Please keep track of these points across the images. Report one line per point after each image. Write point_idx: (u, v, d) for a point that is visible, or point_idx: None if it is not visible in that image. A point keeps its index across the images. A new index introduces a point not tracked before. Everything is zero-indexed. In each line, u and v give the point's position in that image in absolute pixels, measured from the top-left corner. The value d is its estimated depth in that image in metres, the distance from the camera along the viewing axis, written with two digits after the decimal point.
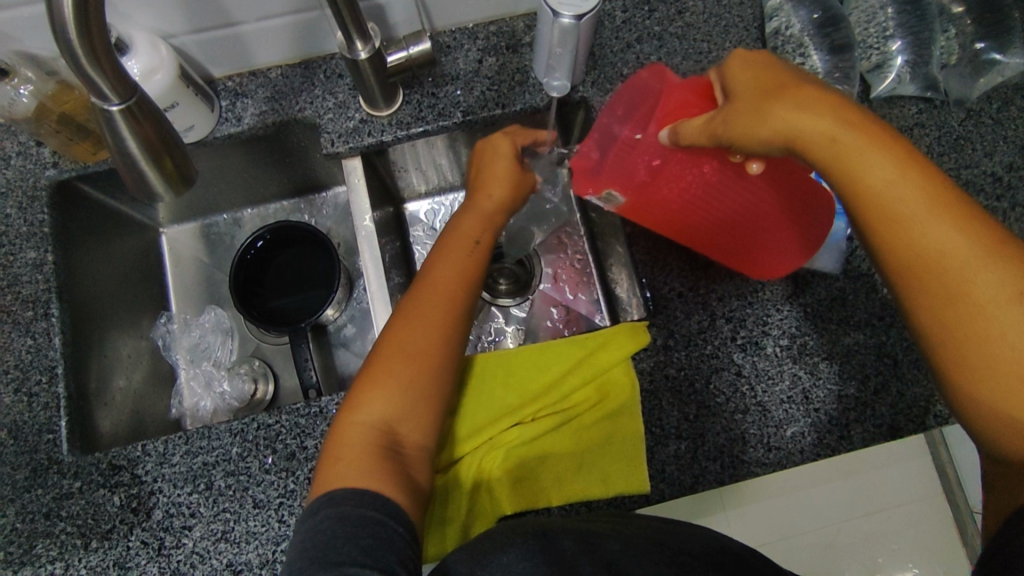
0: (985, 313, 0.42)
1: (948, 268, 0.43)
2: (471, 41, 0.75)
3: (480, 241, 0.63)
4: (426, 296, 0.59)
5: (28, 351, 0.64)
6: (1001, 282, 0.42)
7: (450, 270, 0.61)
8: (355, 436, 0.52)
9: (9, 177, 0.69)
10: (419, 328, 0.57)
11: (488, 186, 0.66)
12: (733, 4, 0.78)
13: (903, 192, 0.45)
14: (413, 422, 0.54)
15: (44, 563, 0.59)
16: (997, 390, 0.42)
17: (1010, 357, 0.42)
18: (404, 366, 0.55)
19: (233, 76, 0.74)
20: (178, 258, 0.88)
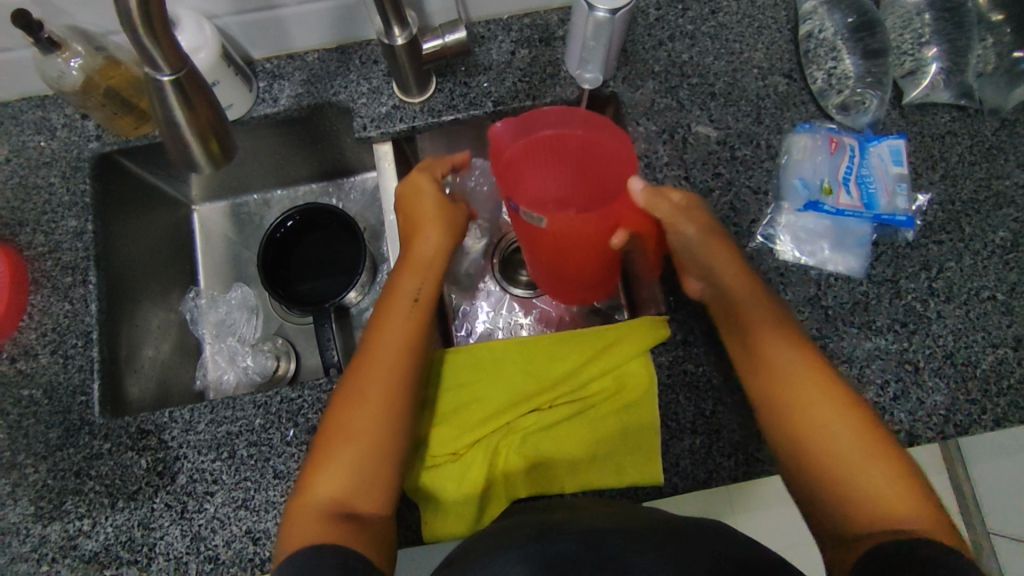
0: (812, 416, 0.56)
1: (799, 383, 0.57)
2: (505, 32, 0.76)
3: (418, 298, 0.63)
4: (365, 369, 0.59)
5: (65, 316, 0.66)
6: (833, 400, 0.56)
7: (391, 338, 0.61)
8: (307, 515, 0.54)
9: (54, 148, 0.71)
10: (361, 405, 0.58)
11: (421, 231, 0.65)
12: (767, 6, 0.78)
13: (758, 319, 0.60)
14: (366, 493, 0.55)
15: (73, 519, 0.61)
16: (830, 477, 0.53)
17: (827, 447, 0.54)
18: (352, 439, 0.57)
19: (271, 58, 0.75)
20: (208, 235, 0.90)
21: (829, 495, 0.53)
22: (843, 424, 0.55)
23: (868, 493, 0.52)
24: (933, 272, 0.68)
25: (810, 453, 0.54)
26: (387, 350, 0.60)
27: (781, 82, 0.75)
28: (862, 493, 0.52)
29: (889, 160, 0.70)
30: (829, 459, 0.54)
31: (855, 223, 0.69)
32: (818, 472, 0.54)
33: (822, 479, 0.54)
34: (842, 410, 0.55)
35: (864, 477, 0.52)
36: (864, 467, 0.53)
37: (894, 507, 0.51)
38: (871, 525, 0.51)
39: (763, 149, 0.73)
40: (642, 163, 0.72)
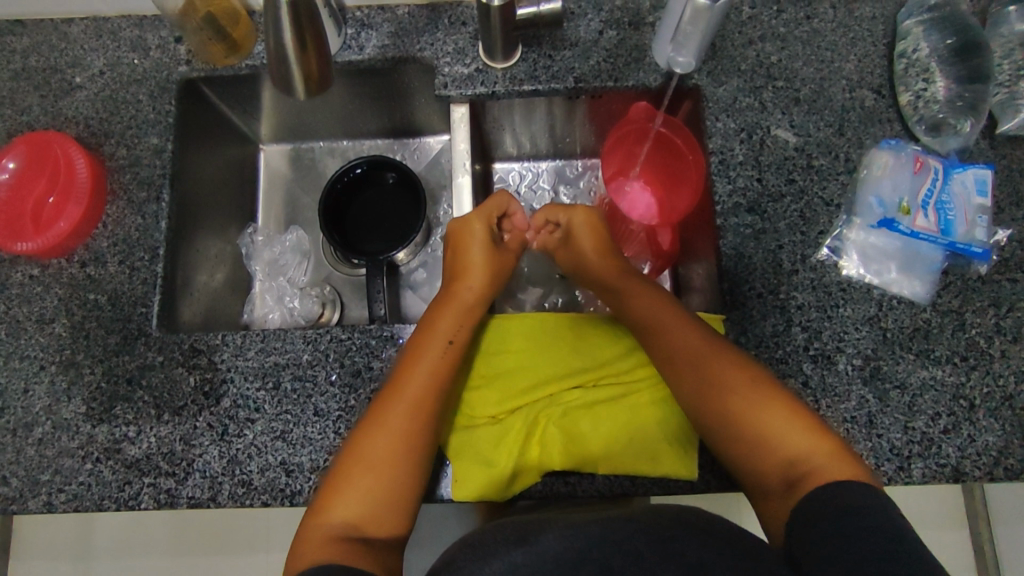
0: (710, 385, 0.58)
1: (689, 359, 0.59)
2: (596, 11, 0.75)
3: (454, 340, 0.62)
4: (391, 404, 0.58)
5: (137, 229, 0.68)
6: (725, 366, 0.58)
7: (419, 375, 0.59)
8: (318, 543, 0.52)
9: (146, 67, 0.73)
10: (382, 436, 0.56)
11: (465, 277, 0.68)
12: (865, 18, 0.76)
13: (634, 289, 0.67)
14: (379, 525, 0.54)
15: (120, 424, 0.63)
16: (743, 448, 0.56)
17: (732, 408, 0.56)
18: (376, 468, 0.55)
19: (362, 7, 0.76)
20: (271, 175, 0.92)
21: (747, 464, 0.56)
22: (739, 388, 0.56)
23: (778, 449, 0.54)
24: (1002, 310, 0.66)
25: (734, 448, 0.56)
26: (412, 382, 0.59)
27: (869, 97, 0.73)
28: (777, 451, 0.54)
29: (972, 189, 0.68)
30: (735, 432, 0.56)
31: (926, 248, 0.67)
32: (735, 443, 0.56)
33: (738, 445, 0.56)
34: (719, 371, 0.58)
35: (792, 435, 0.54)
36: (771, 427, 0.55)
37: (813, 452, 0.53)
38: (791, 477, 0.53)
39: (842, 162, 0.71)
40: (716, 159, 0.71)
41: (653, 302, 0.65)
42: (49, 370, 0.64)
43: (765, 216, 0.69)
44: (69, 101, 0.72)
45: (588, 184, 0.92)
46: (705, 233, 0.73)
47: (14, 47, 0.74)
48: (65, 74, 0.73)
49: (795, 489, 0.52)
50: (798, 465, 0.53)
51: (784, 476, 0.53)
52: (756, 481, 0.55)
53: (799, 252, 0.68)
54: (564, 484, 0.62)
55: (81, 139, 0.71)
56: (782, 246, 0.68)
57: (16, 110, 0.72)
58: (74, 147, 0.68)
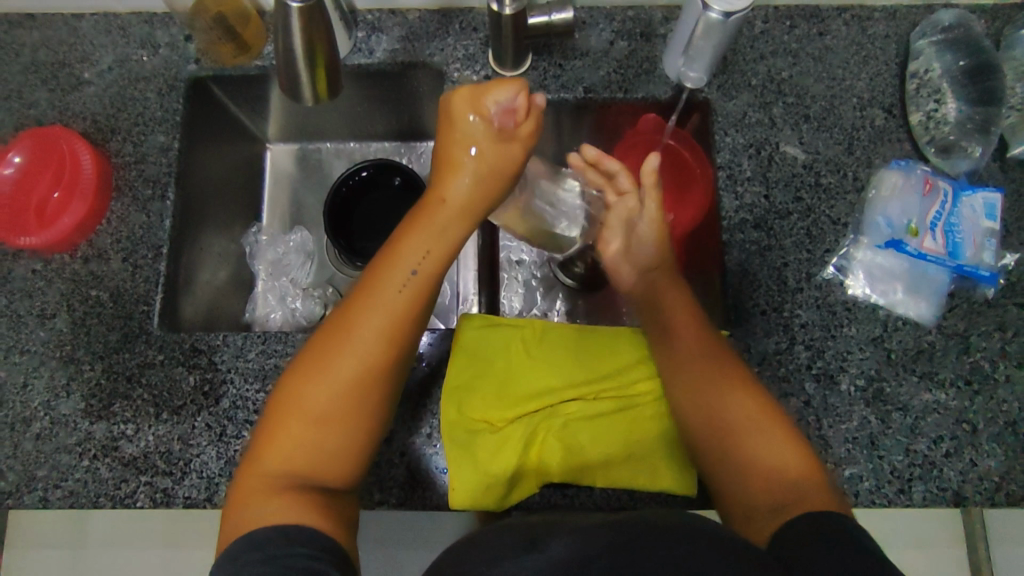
0: (703, 410, 0.59)
1: (713, 381, 0.59)
2: (607, 21, 0.75)
3: (416, 274, 0.58)
4: (342, 343, 0.55)
5: (141, 227, 0.68)
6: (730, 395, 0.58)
7: (378, 314, 0.56)
8: (258, 482, 0.52)
9: (155, 65, 0.73)
10: (332, 379, 0.54)
11: (455, 176, 0.63)
12: (879, 36, 0.76)
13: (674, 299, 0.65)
14: (327, 466, 0.54)
15: (118, 421, 0.63)
16: (738, 467, 0.56)
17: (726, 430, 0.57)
18: (320, 406, 0.54)
19: (374, 10, 0.76)
20: (276, 174, 0.92)
21: (743, 487, 0.55)
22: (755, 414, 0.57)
23: (767, 476, 0.54)
24: (1008, 334, 0.66)
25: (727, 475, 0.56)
26: (372, 319, 0.56)
27: (880, 116, 0.73)
28: (768, 475, 0.54)
29: (981, 213, 0.68)
30: (727, 452, 0.57)
31: (934, 270, 0.67)
32: (733, 471, 0.56)
33: (733, 458, 0.56)
34: (737, 399, 0.58)
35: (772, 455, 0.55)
36: (764, 453, 0.55)
37: (798, 480, 0.53)
38: (778, 500, 0.52)
39: (850, 181, 0.71)
40: (724, 174, 0.71)
41: (687, 321, 0.63)
42: (49, 365, 0.64)
43: (772, 233, 0.69)
44: (77, 96, 0.72)
45: None
46: (711, 245, 0.73)
47: (24, 40, 0.74)
48: (74, 69, 0.73)
49: (781, 512, 0.51)
50: (790, 491, 0.52)
51: (773, 500, 0.52)
52: (741, 499, 0.54)
53: (805, 270, 0.68)
54: (562, 497, 0.61)
55: (88, 134, 0.71)
56: (788, 263, 0.68)
57: (24, 103, 0.72)
58: (80, 142, 0.68)
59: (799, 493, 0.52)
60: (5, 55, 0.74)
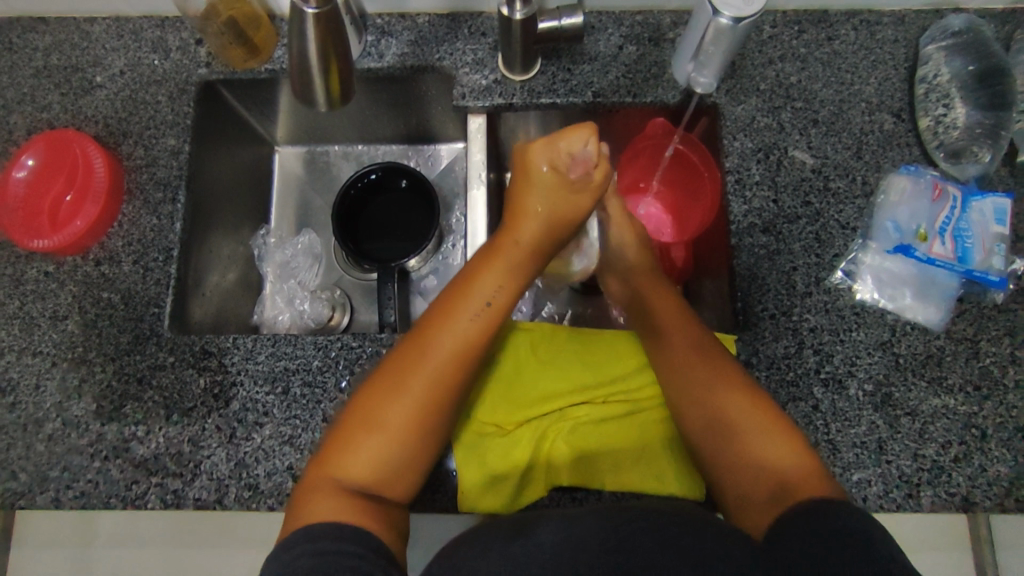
0: (691, 395, 0.58)
1: (699, 381, 0.58)
2: (616, 26, 0.75)
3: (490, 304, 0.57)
4: (416, 364, 0.54)
5: (152, 229, 0.69)
6: (717, 383, 0.57)
7: (451, 338, 0.55)
8: (324, 491, 0.51)
9: (166, 68, 0.73)
10: (402, 399, 0.53)
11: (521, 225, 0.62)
12: (887, 41, 0.76)
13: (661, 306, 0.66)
14: (390, 482, 0.53)
15: (129, 423, 0.63)
16: (732, 461, 0.54)
17: (720, 418, 0.56)
18: (396, 423, 0.53)
19: (383, 15, 0.76)
20: (285, 177, 0.92)
21: (736, 477, 0.54)
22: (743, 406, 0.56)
23: (764, 468, 0.52)
24: (1018, 339, 0.66)
25: (723, 459, 0.55)
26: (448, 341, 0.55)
27: (888, 121, 0.73)
28: (762, 467, 0.53)
29: (991, 218, 0.67)
30: (721, 447, 0.55)
31: (943, 275, 0.67)
32: (729, 459, 0.54)
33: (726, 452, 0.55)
34: (726, 393, 0.56)
35: (766, 440, 0.53)
36: (756, 446, 0.54)
37: (800, 473, 0.51)
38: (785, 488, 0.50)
39: (859, 185, 0.71)
40: (732, 178, 0.71)
41: (675, 325, 0.63)
42: (60, 367, 0.65)
43: (780, 237, 0.69)
44: (89, 100, 0.73)
45: None
46: (719, 249, 0.73)
47: (37, 45, 0.75)
48: (86, 73, 0.74)
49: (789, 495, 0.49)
50: (787, 476, 0.51)
51: (773, 494, 0.51)
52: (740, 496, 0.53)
53: (813, 274, 0.68)
54: (571, 500, 0.61)
55: (100, 137, 0.72)
56: (796, 268, 0.68)
57: (36, 107, 0.73)
58: (93, 145, 0.68)
59: (798, 479, 0.50)
60: (17, 59, 0.74)
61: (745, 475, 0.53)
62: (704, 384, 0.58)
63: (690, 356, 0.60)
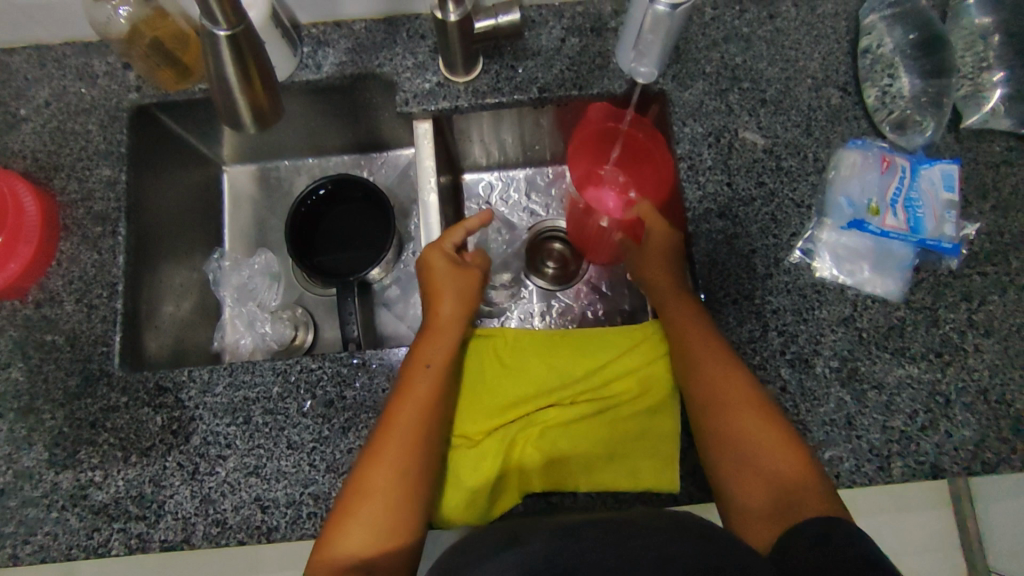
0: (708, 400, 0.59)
1: (726, 401, 0.57)
2: (557, 18, 0.74)
3: (432, 363, 0.60)
4: (385, 438, 0.56)
5: (93, 265, 0.66)
6: (744, 411, 0.57)
7: (412, 401, 0.57)
8: (324, 574, 0.51)
9: (94, 95, 0.71)
10: (380, 469, 0.55)
11: (438, 300, 0.64)
12: (828, 15, 0.76)
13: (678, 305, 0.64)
14: (384, 552, 0.53)
15: (86, 469, 0.61)
16: (739, 467, 0.56)
17: (732, 435, 0.57)
18: (372, 503, 0.54)
19: (318, 24, 0.74)
20: (236, 197, 0.89)
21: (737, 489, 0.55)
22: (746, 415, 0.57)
23: (765, 480, 0.55)
24: (974, 304, 0.67)
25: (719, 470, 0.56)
26: (406, 407, 0.57)
27: (835, 95, 0.73)
28: (770, 482, 0.54)
29: (940, 185, 0.68)
30: (729, 452, 0.56)
31: (897, 246, 0.67)
32: (729, 470, 0.56)
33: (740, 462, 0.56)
34: (739, 411, 0.57)
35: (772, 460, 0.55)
36: (761, 460, 0.55)
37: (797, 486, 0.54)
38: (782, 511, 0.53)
39: (810, 162, 0.71)
40: (685, 165, 0.70)
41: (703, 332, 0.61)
42: (7, 417, 0.62)
43: (736, 220, 0.69)
44: (16, 135, 0.70)
45: (560, 191, 0.91)
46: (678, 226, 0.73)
47: None
48: (9, 107, 0.70)
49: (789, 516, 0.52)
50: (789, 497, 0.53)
51: (773, 507, 0.53)
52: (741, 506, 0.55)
53: (772, 255, 0.68)
54: (546, 504, 0.61)
55: (29, 174, 0.69)
56: (754, 250, 0.68)
57: None
58: (21, 184, 0.65)
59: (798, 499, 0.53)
60: None
61: (745, 491, 0.55)
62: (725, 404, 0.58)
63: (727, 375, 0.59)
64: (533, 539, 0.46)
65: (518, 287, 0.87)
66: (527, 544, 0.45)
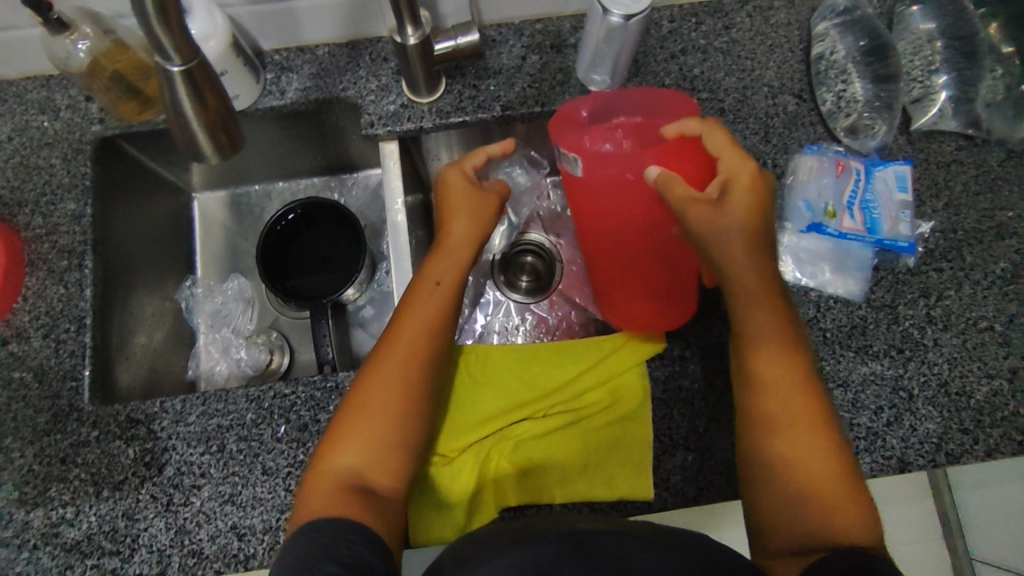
0: (789, 410, 0.55)
1: (785, 420, 0.55)
2: (517, 37, 0.75)
3: (441, 281, 0.63)
4: (395, 349, 0.59)
5: (59, 300, 0.66)
6: (815, 432, 0.54)
7: (421, 318, 0.61)
8: (325, 483, 0.53)
9: (57, 129, 0.71)
10: (386, 379, 0.58)
11: (451, 218, 0.66)
12: (781, 25, 0.78)
13: (759, 314, 0.58)
14: (383, 467, 0.55)
15: (57, 506, 0.60)
16: (802, 485, 0.53)
17: (797, 456, 0.54)
18: (375, 415, 0.56)
19: (280, 50, 0.75)
20: (207, 223, 0.89)
21: (793, 513, 0.52)
22: (818, 456, 0.53)
23: (826, 497, 0.52)
24: (932, 299, 0.68)
25: (783, 490, 0.53)
26: (415, 325, 0.60)
27: (791, 102, 0.75)
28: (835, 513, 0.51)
29: (894, 186, 0.70)
30: (798, 477, 0.53)
31: (856, 247, 0.69)
32: (786, 489, 0.53)
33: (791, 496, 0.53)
34: (813, 431, 0.54)
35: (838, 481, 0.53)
36: (830, 483, 0.52)
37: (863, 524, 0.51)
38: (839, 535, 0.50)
39: (769, 168, 0.72)
40: None
41: (773, 335, 0.57)
42: None
43: None
44: None
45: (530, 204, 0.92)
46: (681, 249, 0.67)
47: None
48: None
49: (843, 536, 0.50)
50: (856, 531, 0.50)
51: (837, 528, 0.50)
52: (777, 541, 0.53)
53: None
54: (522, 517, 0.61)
55: None
56: None
57: None
58: None
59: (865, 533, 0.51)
60: None
61: (807, 514, 0.52)
62: (804, 423, 0.55)
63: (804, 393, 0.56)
64: (503, 554, 0.46)
65: (492, 302, 0.88)
66: (497, 560, 0.45)
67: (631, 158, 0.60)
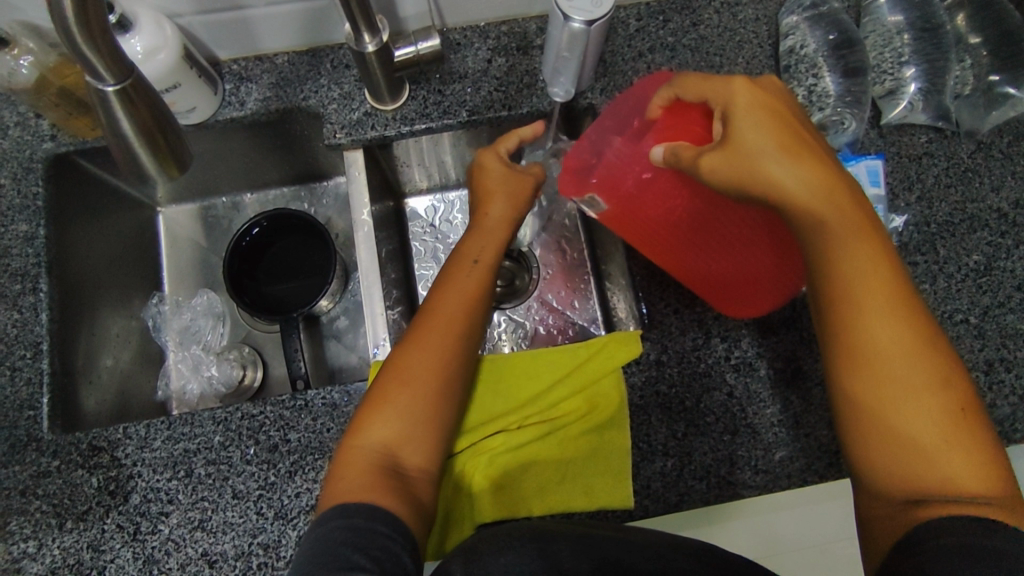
0: (877, 352, 0.48)
1: (887, 360, 0.47)
2: (482, 39, 0.74)
3: (479, 260, 0.65)
4: (427, 321, 0.60)
5: (13, 325, 0.64)
6: (916, 373, 0.47)
7: (457, 295, 0.62)
8: (357, 461, 0.53)
9: (6, 148, 0.68)
10: (423, 353, 0.58)
11: (492, 200, 0.69)
12: (749, 20, 0.77)
13: (841, 240, 0.49)
14: (414, 448, 0.55)
15: (18, 540, 0.58)
16: (891, 440, 0.47)
17: (897, 411, 0.47)
18: (406, 390, 0.56)
19: (238, 60, 0.73)
20: (173, 237, 0.87)
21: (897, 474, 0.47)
22: (926, 403, 0.46)
23: (935, 449, 0.46)
24: None
25: (869, 448, 0.48)
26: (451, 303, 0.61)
27: None
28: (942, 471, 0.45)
29: (866, 180, 0.69)
30: (892, 440, 0.47)
31: None
32: (893, 446, 0.47)
33: (886, 451, 0.47)
34: (913, 372, 0.47)
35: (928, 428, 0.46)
36: (926, 433, 0.46)
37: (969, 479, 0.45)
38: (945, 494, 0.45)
39: None
40: None
41: (868, 262, 0.49)
42: None
43: None
44: None
45: None
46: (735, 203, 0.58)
47: None
48: None
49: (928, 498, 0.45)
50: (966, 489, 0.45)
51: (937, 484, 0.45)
52: (875, 497, 0.48)
53: None
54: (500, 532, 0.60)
55: None
56: None
57: None
58: None
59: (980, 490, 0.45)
60: None
61: (904, 477, 0.46)
62: (907, 370, 0.47)
63: (889, 331, 0.48)
64: None
65: None
66: None
67: (638, 158, 0.58)
